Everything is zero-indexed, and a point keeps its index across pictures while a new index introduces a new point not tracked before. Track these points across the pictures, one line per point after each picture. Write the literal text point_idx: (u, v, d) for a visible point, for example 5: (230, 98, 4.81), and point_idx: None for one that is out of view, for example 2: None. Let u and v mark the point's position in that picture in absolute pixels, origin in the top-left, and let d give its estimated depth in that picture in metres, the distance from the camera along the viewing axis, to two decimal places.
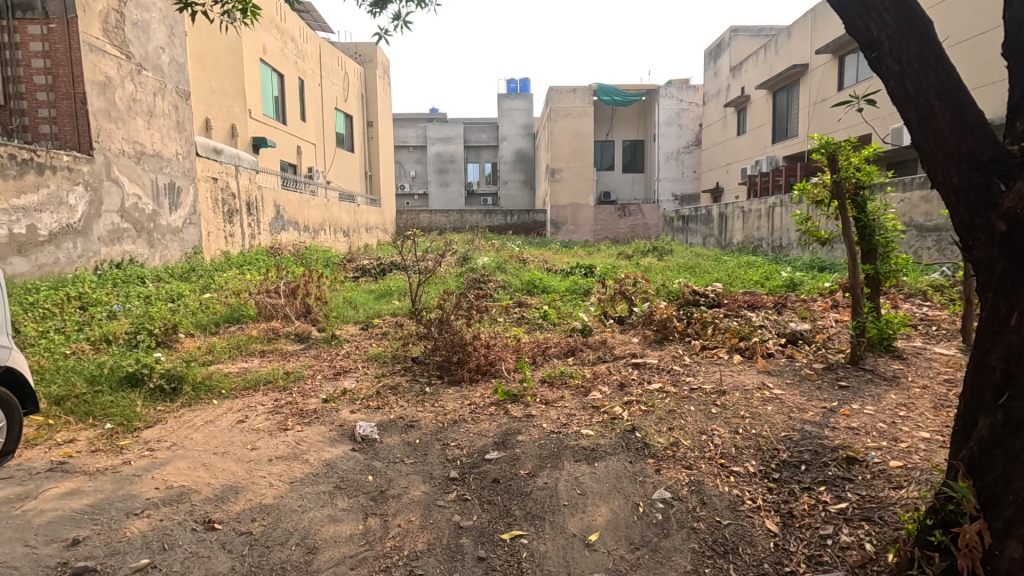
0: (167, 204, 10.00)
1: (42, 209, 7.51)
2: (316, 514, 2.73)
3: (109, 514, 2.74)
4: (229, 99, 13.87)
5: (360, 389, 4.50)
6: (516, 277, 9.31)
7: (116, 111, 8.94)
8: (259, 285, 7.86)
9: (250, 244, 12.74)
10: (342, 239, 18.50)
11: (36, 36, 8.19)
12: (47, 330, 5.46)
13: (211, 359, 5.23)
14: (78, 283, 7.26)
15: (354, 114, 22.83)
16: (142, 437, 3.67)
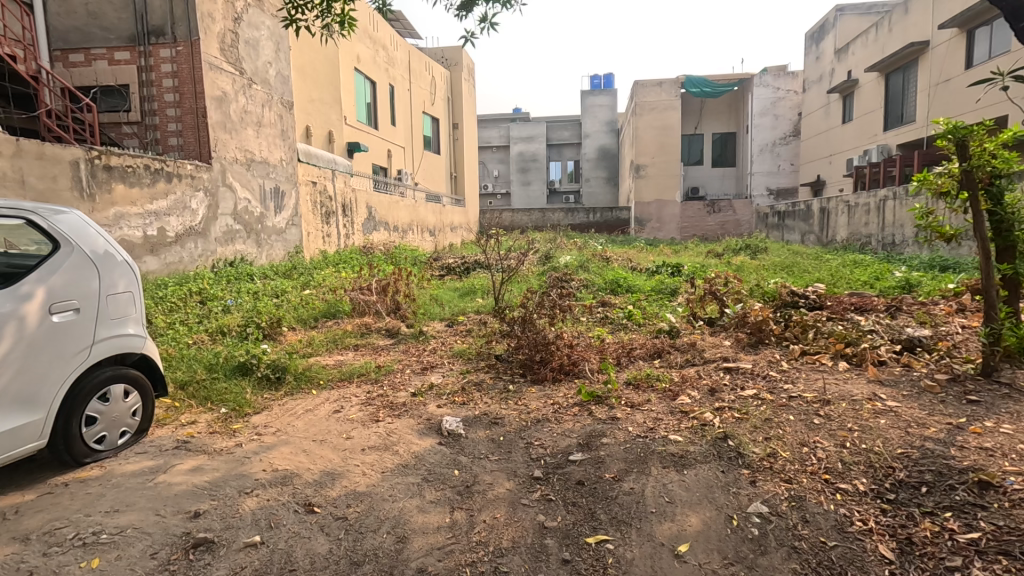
0: (273, 207, 10.83)
1: (170, 213, 8.39)
2: (406, 504, 2.84)
3: (224, 491, 3.00)
4: (327, 108, 14.79)
5: (445, 384, 4.62)
6: (599, 275, 9.17)
7: (231, 122, 9.81)
8: (354, 283, 8.29)
9: (345, 244, 13.51)
10: (428, 238, 19.16)
11: (167, 58, 9.25)
12: (174, 322, 6.09)
13: (311, 351, 5.60)
14: (199, 280, 8.05)
15: (440, 117, 23.56)
16: (251, 422, 3.99)
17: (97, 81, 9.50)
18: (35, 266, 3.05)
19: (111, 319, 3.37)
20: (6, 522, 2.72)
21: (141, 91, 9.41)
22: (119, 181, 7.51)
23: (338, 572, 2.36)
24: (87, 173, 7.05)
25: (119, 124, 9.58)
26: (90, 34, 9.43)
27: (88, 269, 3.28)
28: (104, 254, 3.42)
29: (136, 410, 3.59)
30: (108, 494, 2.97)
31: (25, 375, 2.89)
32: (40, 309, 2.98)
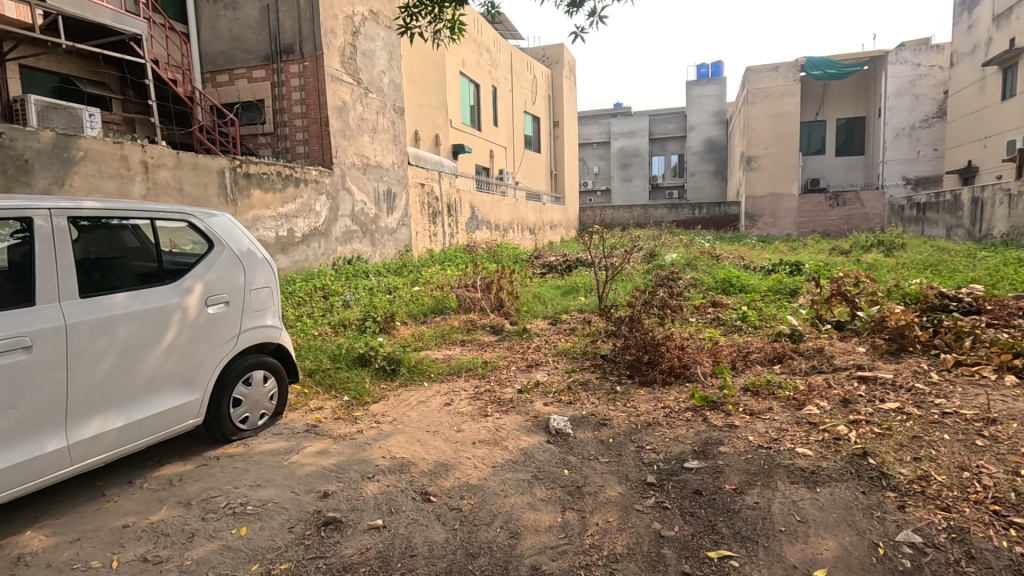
0: (386, 208, 11.49)
1: (298, 215, 9.17)
2: (517, 500, 2.86)
3: (350, 474, 3.21)
4: (434, 112, 15.40)
5: (551, 382, 4.62)
6: (709, 274, 8.72)
7: (350, 129, 10.54)
8: (460, 280, 8.56)
9: (450, 243, 14.02)
10: (528, 236, 19.35)
11: (296, 73, 10.12)
12: (301, 315, 6.65)
13: (421, 345, 5.86)
14: (321, 277, 8.72)
15: (541, 115, 23.68)
16: (370, 410, 4.25)
17: (239, 98, 10.62)
18: (194, 264, 3.45)
19: (253, 311, 3.74)
20: (172, 487, 3.11)
21: (274, 105, 10.36)
22: (256, 187, 8.33)
23: (455, 561, 2.42)
24: (231, 181, 7.90)
25: (255, 135, 10.64)
26: (233, 56, 10.55)
27: (235, 267, 3.66)
28: (248, 252, 3.80)
29: (272, 394, 3.96)
30: (252, 470, 3.29)
31: (187, 360, 3.29)
32: (198, 302, 3.37)
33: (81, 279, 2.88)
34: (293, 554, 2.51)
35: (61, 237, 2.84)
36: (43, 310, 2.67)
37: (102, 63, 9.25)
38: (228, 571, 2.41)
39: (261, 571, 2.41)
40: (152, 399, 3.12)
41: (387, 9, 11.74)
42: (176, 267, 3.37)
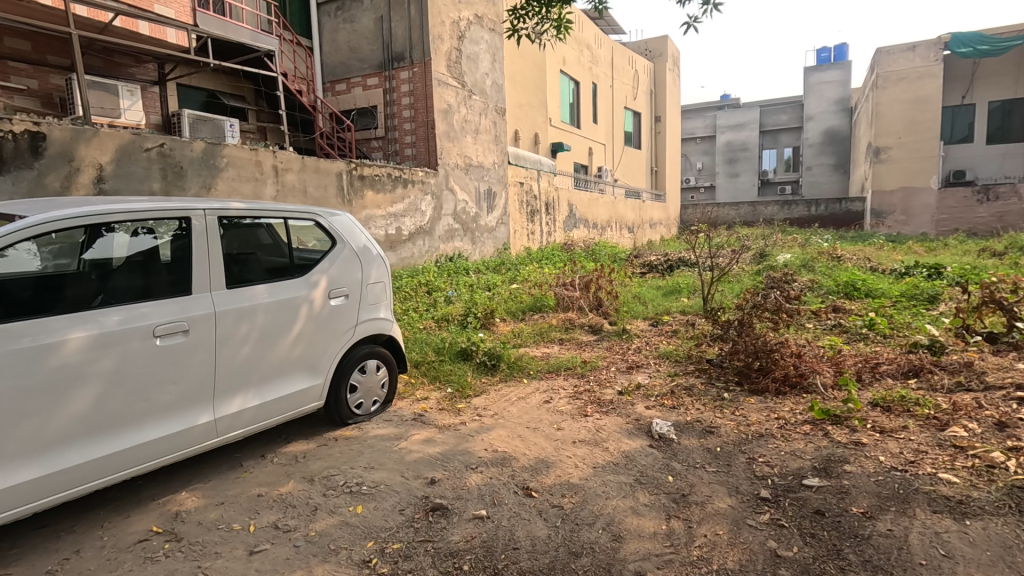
0: (486, 207, 11.79)
1: (405, 215, 9.66)
2: (619, 503, 2.81)
3: (454, 463, 3.34)
4: (535, 111, 15.53)
5: (653, 385, 4.49)
6: (829, 276, 8.03)
7: (454, 131, 10.94)
8: (558, 279, 8.56)
9: (547, 241, 14.10)
10: (627, 235, 18.95)
11: (406, 79, 10.66)
12: (408, 309, 7.01)
13: (521, 342, 5.94)
14: (425, 273, 9.12)
15: (642, 111, 23.07)
16: (473, 404, 4.37)
17: (355, 105, 11.38)
18: (319, 259, 3.76)
19: (369, 304, 4.01)
20: (298, 463, 3.41)
21: (385, 110, 10.97)
22: (369, 189, 8.88)
23: (557, 559, 2.43)
24: (347, 182, 8.49)
25: (368, 140, 11.35)
26: (350, 66, 11.33)
27: (354, 263, 3.94)
28: (364, 249, 4.07)
29: (384, 382, 4.22)
30: (366, 453, 3.52)
31: (312, 348, 3.59)
32: (323, 295, 3.67)
33: (228, 272, 3.23)
34: (404, 536, 2.65)
35: (212, 234, 3.20)
36: (198, 299, 3.02)
37: (241, 78, 10.35)
38: (347, 545, 2.59)
39: (375, 549, 2.56)
40: (283, 382, 3.44)
41: (491, 12, 12.03)
42: (304, 262, 3.68)
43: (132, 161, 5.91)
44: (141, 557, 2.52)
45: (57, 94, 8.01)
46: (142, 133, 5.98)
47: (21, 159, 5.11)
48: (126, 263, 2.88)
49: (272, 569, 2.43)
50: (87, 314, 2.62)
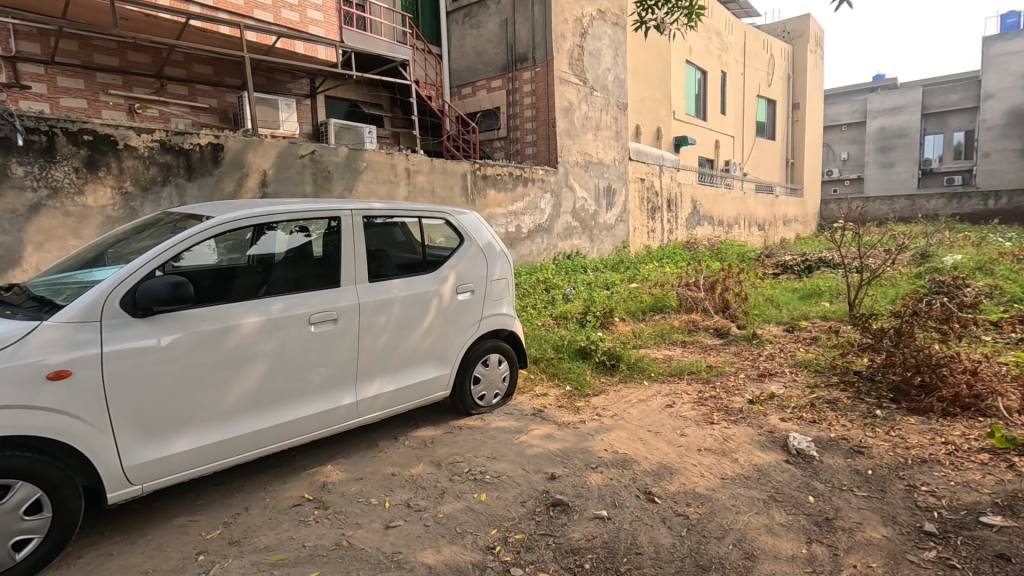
0: (605, 204, 11.65)
1: (525, 213, 9.84)
2: (752, 519, 2.64)
3: (574, 461, 3.34)
4: (658, 105, 15.02)
5: (789, 396, 4.13)
6: (1013, 281, 6.87)
7: (574, 129, 10.94)
8: (680, 278, 8.20)
9: (668, 239, 13.60)
10: (756, 233, 17.66)
11: (528, 79, 10.85)
12: (527, 305, 7.14)
13: (640, 343, 5.79)
14: (544, 271, 9.23)
15: (778, 98, 21.34)
16: (592, 403, 4.34)
17: (480, 107, 11.81)
18: (449, 255, 3.95)
19: (493, 300, 4.15)
20: (427, 448, 3.62)
21: (508, 111, 11.24)
22: (491, 188, 9.17)
23: (683, 569, 2.33)
24: (471, 182, 8.83)
25: (491, 140, 11.71)
26: (476, 70, 11.77)
27: (480, 260, 4.10)
28: (489, 246, 4.21)
29: (504, 376, 4.34)
30: (488, 443, 3.65)
31: (441, 339, 3.80)
32: (451, 289, 3.86)
33: (370, 266, 3.50)
34: (526, 527, 2.71)
35: (357, 232, 3.49)
36: (344, 291, 3.32)
37: (380, 88, 11.24)
38: (472, 530, 2.70)
39: (499, 537, 2.65)
40: (415, 370, 3.68)
41: (615, 6, 11.85)
42: (435, 259, 3.88)
43: (289, 167, 6.65)
44: (296, 519, 2.83)
45: (231, 110, 9.21)
46: (297, 142, 6.71)
47: (205, 167, 5.97)
48: (284, 257, 3.20)
49: (406, 544, 2.61)
50: (256, 302, 2.98)
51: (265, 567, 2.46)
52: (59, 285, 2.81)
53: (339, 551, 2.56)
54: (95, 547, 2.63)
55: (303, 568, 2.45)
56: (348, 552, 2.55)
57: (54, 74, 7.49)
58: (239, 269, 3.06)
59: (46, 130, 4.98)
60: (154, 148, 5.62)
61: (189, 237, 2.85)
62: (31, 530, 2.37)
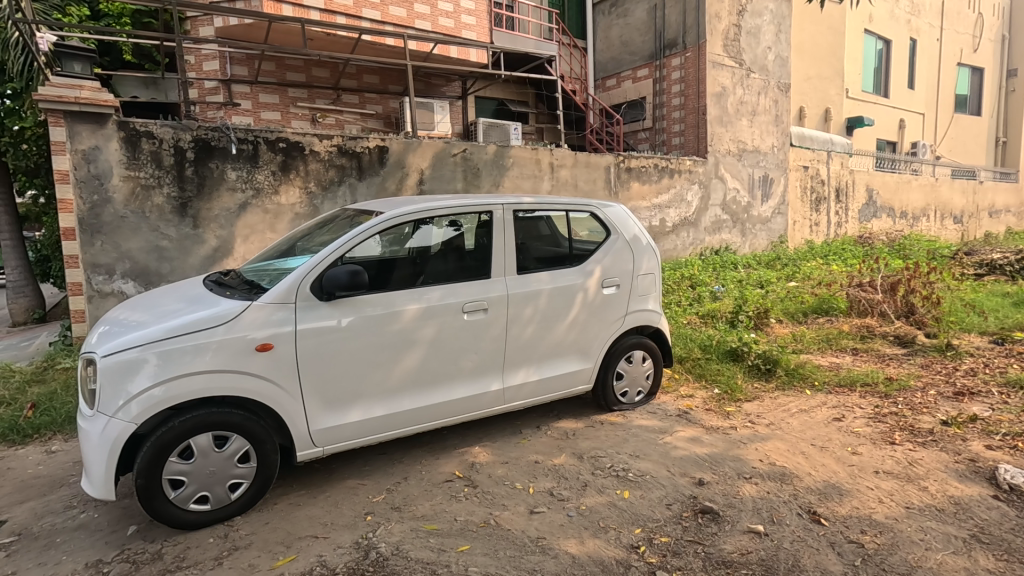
0: (760, 195, 10.75)
1: (671, 206, 9.42)
2: (946, 558, 2.28)
3: (725, 468, 3.14)
4: (826, 83, 13.46)
5: (998, 420, 3.47)
6: None
7: (727, 116, 10.24)
8: (851, 278, 7.27)
9: (835, 234, 12.18)
10: (951, 226, 15.05)
11: (677, 66, 10.40)
12: (671, 302, 6.85)
13: (801, 347, 5.25)
14: (690, 267, 8.78)
15: (985, 65, 17.92)
16: (744, 409, 4.05)
17: (625, 98, 11.56)
18: (595, 249, 3.92)
19: (638, 295, 4.06)
20: (569, 439, 3.65)
21: (654, 100, 10.88)
22: (635, 180, 8.93)
23: None
24: (615, 175, 8.67)
25: (636, 132, 11.41)
26: (622, 60, 11.53)
27: (627, 254, 4.02)
28: (636, 239, 4.11)
29: (648, 374, 4.21)
30: (631, 440, 3.58)
31: (585, 333, 3.81)
32: (596, 284, 3.85)
33: (519, 258, 3.60)
34: (672, 531, 2.62)
35: (508, 226, 3.60)
36: (495, 282, 3.47)
37: (527, 86, 11.53)
38: (615, 526, 2.68)
39: (643, 537, 2.59)
40: (559, 362, 3.74)
41: None
42: (581, 252, 3.88)
43: (443, 166, 7.11)
44: (448, 493, 3.04)
45: (393, 115, 10.09)
46: (451, 142, 7.14)
47: (373, 168, 6.62)
48: (440, 249, 3.40)
49: (549, 531, 2.67)
50: (416, 291, 3.23)
51: (422, 534, 2.68)
52: (263, 272, 3.30)
53: (487, 529, 2.70)
54: (287, 496, 3.07)
55: (455, 540, 2.63)
56: (496, 531, 2.68)
57: (257, 92, 8.83)
58: (398, 261, 3.29)
59: (252, 140, 5.89)
60: (333, 152, 6.35)
61: (360, 233, 3.16)
62: (242, 475, 2.83)
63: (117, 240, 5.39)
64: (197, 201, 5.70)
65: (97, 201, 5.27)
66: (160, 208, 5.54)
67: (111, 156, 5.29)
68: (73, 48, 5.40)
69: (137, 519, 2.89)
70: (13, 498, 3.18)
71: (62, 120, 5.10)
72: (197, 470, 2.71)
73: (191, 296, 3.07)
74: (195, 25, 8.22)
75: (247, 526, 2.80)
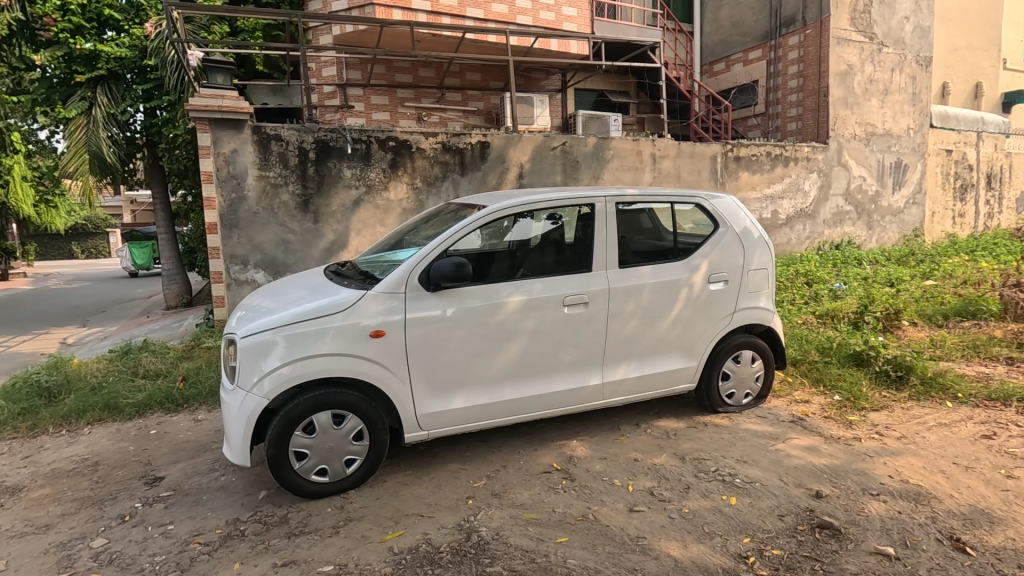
0: (891, 184, 9.70)
1: (785, 196, 8.75)
2: None
3: (847, 482, 2.89)
4: (977, 54, 11.84)
5: None
6: None
7: (854, 96, 9.33)
8: (1006, 276, 6.35)
9: (984, 226, 10.76)
10: None
11: (795, 45, 9.66)
12: (784, 301, 6.38)
13: (941, 354, 4.67)
14: (806, 262, 8.11)
15: None
16: (870, 418, 3.69)
17: (735, 83, 10.93)
18: (701, 243, 3.74)
19: (749, 292, 3.83)
20: (670, 439, 3.54)
21: (768, 84, 10.19)
22: (745, 170, 8.39)
23: None
24: (722, 165, 8.21)
25: (746, 118, 10.77)
26: (732, 43, 10.90)
27: (736, 248, 3.80)
28: (747, 232, 3.87)
29: (758, 376, 3.96)
30: (738, 445, 3.40)
31: (689, 330, 3.66)
32: (703, 279, 3.68)
33: (620, 251, 3.52)
34: (785, 544, 2.45)
35: (609, 218, 3.53)
36: (596, 275, 3.42)
37: (628, 75, 11.25)
38: (722, 532, 2.55)
39: (753, 547, 2.45)
40: (661, 359, 3.62)
41: None
42: (687, 246, 3.72)
43: (543, 159, 7.15)
44: (546, 484, 3.07)
45: (494, 111, 10.29)
46: (551, 135, 7.16)
47: (475, 164, 6.80)
48: (540, 242, 3.42)
49: (650, 531, 2.60)
50: (517, 283, 3.27)
51: (522, 522, 2.73)
52: (375, 263, 3.50)
53: (586, 523, 2.69)
54: (395, 475, 3.25)
55: (554, 531, 2.64)
56: (594, 526, 2.66)
57: (369, 94, 9.37)
58: (497, 253, 3.34)
59: (366, 140, 6.28)
60: (438, 149, 6.60)
61: (462, 226, 3.25)
62: (356, 452, 3.04)
63: (250, 234, 5.99)
64: (317, 198, 6.18)
65: (235, 199, 5.89)
66: (286, 204, 6.08)
67: (247, 158, 5.88)
68: (217, 62, 6.06)
69: (267, 485, 3.21)
70: (169, 458, 3.66)
71: (208, 127, 5.74)
72: (318, 445, 2.96)
73: (313, 286, 3.33)
74: (316, 35, 8.90)
75: (359, 499, 3.01)
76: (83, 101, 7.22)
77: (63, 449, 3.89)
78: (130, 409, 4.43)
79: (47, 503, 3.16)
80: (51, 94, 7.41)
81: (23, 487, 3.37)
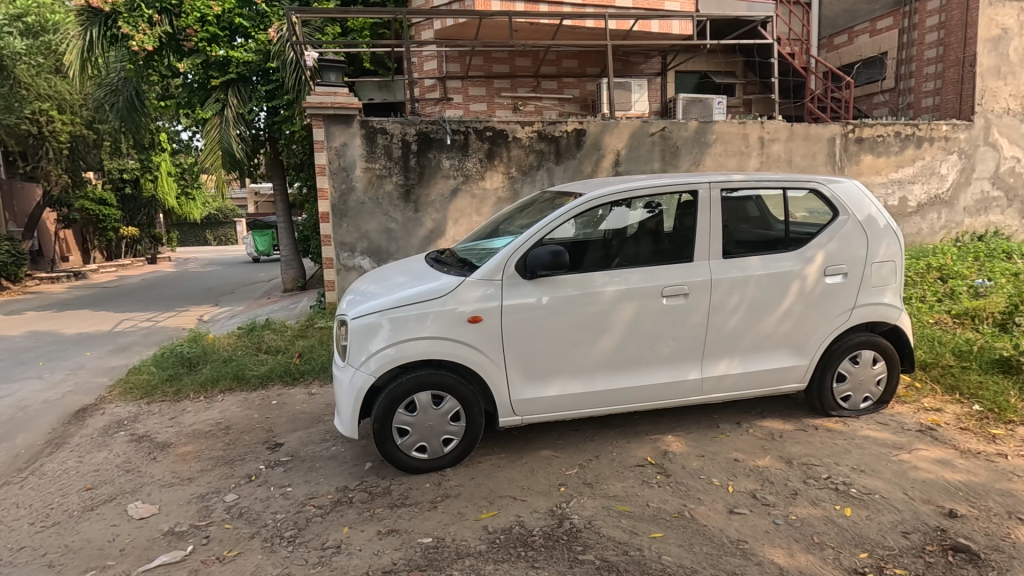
0: None
1: (916, 181, 7.83)
2: None
3: (989, 503, 2.58)
4: None
5: None
6: None
7: (1007, 65, 8.14)
8: None
9: None
10: None
11: (934, 10, 8.65)
12: (912, 297, 5.74)
13: None
14: (940, 255, 7.23)
15: None
16: (1019, 433, 3.25)
17: (859, 56, 10.07)
18: (816, 233, 3.45)
19: (872, 287, 3.49)
20: (776, 441, 3.33)
21: (898, 55, 9.31)
22: (868, 153, 7.61)
23: None
24: (841, 147, 7.51)
25: (870, 96, 10.00)
26: (857, 11, 10.01)
27: (859, 238, 3.47)
28: (871, 221, 3.51)
29: (880, 379, 3.60)
30: (855, 452, 3.13)
31: (800, 327, 3.41)
32: (817, 272, 3.40)
33: (725, 241, 3.34)
34: (910, 564, 2.24)
35: (713, 205, 3.35)
36: (697, 265, 3.28)
37: (736, 54, 10.60)
38: (835, 544, 2.37)
39: (872, 563, 2.25)
40: (768, 356, 3.41)
41: None
42: (800, 236, 3.45)
43: (641, 146, 6.94)
44: (640, 478, 3.01)
45: (590, 98, 10.13)
46: (649, 120, 6.92)
47: (570, 152, 6.74)
48: (637, 231, 3.33)
49: (752, 535, 2.48)
50: (612, 272, 3.21)
51: (614, 513, 2.70)
52: (472, 251, 3.60)
53: (682, 520, 2.61)
54: (489, 457, 3.35)
55: (648, 525, 2.59)
56: (691, 524, 2.58)
57: (467, 87, 9.60)
58: (591, 242, 3.31)
59: (465, 131, 6.44)
60: (534, 138, 6.62)
61: (558, 215, 3.24)
62: (454, 433, 3.17)
63: (358, 223, 6.38)
64: (418, 188, 6.45)
65: (345, 189, 6.30)
66: (390, 194, 6.40)
67: (356, 151, 6.26)
68: (330, 61, 6.46)
69: (371, 457, 3.43)
70: (288, 426, 4.03)
71: (322, 122, 6.17)
72: (419, 423, 3.11)
73: (414, 272, 3.48)
74: (418, 30, 9.23)
75: (456, 478, 3.13)
76: (217, 103, 8.00)
77: (202, 413, 4.41)
78: (255, 380, 4.93)
79: (189, 459, 3.61)
80: (192, 97, 8.33)
81: (171, 443, 3.86)
